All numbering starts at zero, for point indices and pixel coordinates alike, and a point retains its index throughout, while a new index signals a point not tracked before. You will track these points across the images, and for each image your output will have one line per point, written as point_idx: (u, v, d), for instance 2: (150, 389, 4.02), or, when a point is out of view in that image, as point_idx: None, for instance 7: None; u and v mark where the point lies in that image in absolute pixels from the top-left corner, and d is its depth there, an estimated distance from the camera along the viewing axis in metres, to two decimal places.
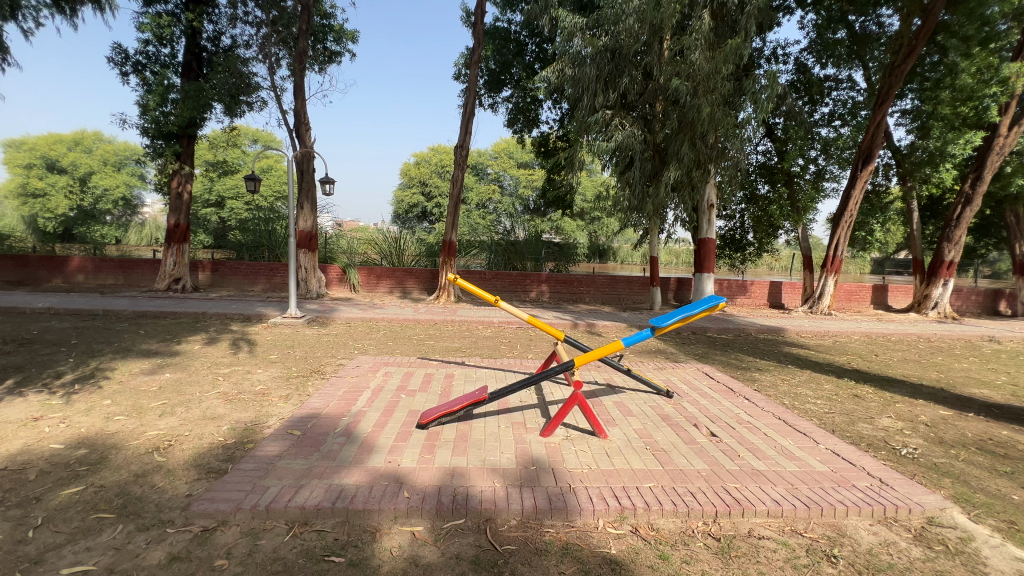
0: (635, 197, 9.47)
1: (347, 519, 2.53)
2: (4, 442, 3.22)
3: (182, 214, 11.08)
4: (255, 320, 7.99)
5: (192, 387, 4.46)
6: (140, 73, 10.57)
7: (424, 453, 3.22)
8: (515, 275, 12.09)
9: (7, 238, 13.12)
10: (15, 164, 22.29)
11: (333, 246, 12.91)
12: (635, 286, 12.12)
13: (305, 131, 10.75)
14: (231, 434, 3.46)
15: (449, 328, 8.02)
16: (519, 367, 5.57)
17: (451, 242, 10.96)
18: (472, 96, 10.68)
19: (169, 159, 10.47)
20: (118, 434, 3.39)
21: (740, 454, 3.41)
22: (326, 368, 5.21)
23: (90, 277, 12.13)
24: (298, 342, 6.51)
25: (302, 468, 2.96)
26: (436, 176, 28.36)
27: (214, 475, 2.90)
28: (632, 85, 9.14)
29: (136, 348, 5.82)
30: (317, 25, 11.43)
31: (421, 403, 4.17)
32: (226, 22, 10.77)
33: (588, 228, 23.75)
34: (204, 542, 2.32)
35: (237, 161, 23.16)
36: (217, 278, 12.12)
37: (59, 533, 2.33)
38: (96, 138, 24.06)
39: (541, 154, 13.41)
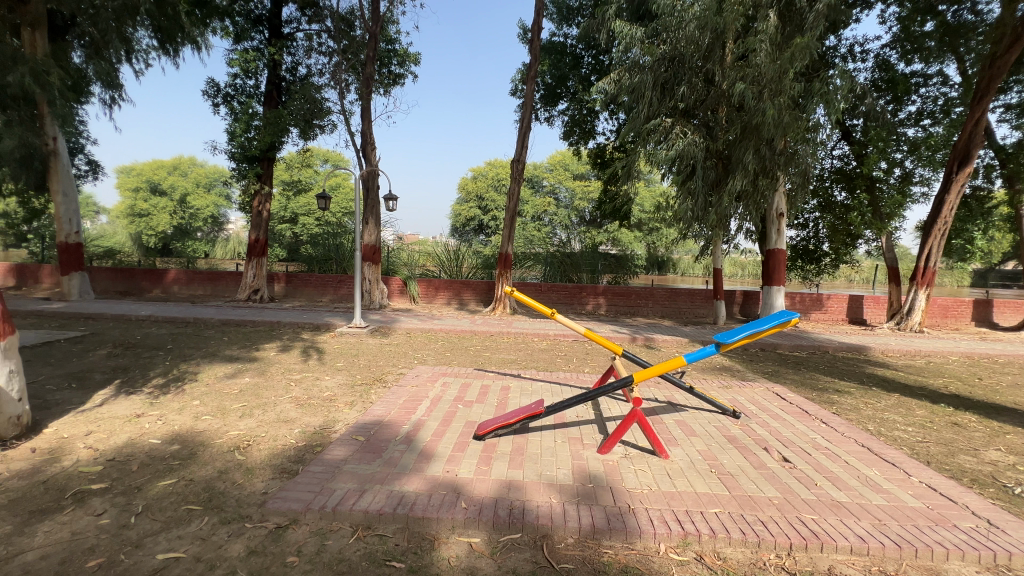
0: (697, 207, 9.12)
1: (407, 525, 2.60)
2: (112, 435, 3.62)
3: (261, 230, 12.03)
4: (323, 329, 8.47)
5: (268, 391, 4.80)
6: (228, 103, 11.69)
7: (480, 464, 3.24)
8: (571, 288, 11.97)
9: (118, 254, 14.87)
10: (125, 187, 25.14)
11: (395, 259, 13.47)
12: (697, 300, 11.60)
13: (371, 150, 11.35)
14: (303, 437, 3.68)
15: (505, 340, 8.10)
16: (576, 381, 5.49)
17: (507, 255, 11.09)
18: (529, 111, 10.82)
19: (252, 180, 11.49)
20: (205, 433, 3.71)
21: (817, 483, 3.16)
22: (388, 377, 5.42)
23: (184, 288, 13.44)
24: (362, 351, 6.82)
25: (365, 473, 3.08)
26: (493, 190, 28.89)
27: (286, 476, 3.08)
28: (692, 93, 8.92)
29: (220, 353, 6.36)
30: (383, 50, 12.15)
31: (477, 414, 4.22)
32: (302, 53, 11.69)
33: (646, 239, 23.22)
34: (277, 538, 2.46)
35: (310, 180, 24.88)
36: (290, 289, 13.00)
37: (156, 521, 2.57)
38: (191, 162, 26.79)
39: (598, 165, 13.33)
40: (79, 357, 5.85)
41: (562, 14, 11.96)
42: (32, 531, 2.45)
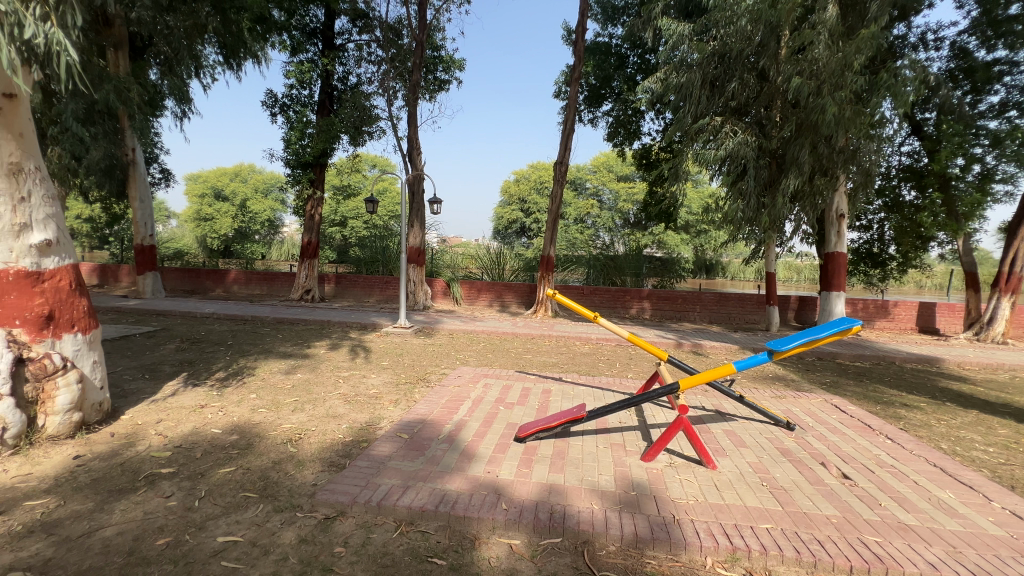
0: (748, 209, 8.74)
1: (449, 523, 2.64)
2: (179, 423, 3.89)
3: (314, 233, 12.59)
4: (369, 329, 8.75)
5: (319, 387, 5.01)
6: (285, 112, 12.34)
7: (521, 467, 3.24)
8: (614, 291, 11.78)
9: (186, 256, 16.00)
10: (193, 194, 27.02)
11: (438, 262, 13.74)
12: (748, 305, 11.10)
13: (417, 155, 11.64)
14: (350, 433, 3.82)
15: (547, 343, 8.07)
16: (618, 386, 5.39)
17: (550, 257, 11.06)
18: (572, 112, 10.75)
19: (305, 185, 12.08)
20: (261, 425, 3.93)
21: (881, 503, 2.94)
22: (431, 377, 5.53)
23: (244, 287, 14.29)
24: (406, 351, 7.00)
25: (409, 470, 3.16)
26: (535, 193, 28.90)
27: (334, 469, 3.20)
28: (743, 90, 8.58)
29: (275, 349, 6.71)
30: (429, 58, 12.46)
31: (518, 417, 4.22)
32: (353, 62, 12.15)
33: (694, 242, 22.50)
34: (325, 529, 2.56)
35: (359, 185, 25.84)
36: (340, 289, 13.55)
37: (217, 506, 2.74)
38: (251, 169, 28.44)
39: (643, 166, 13.08)
40: (152, 350, 6.34)
41: (607, 14, 11.82)
42: (110, 509, 2.67)
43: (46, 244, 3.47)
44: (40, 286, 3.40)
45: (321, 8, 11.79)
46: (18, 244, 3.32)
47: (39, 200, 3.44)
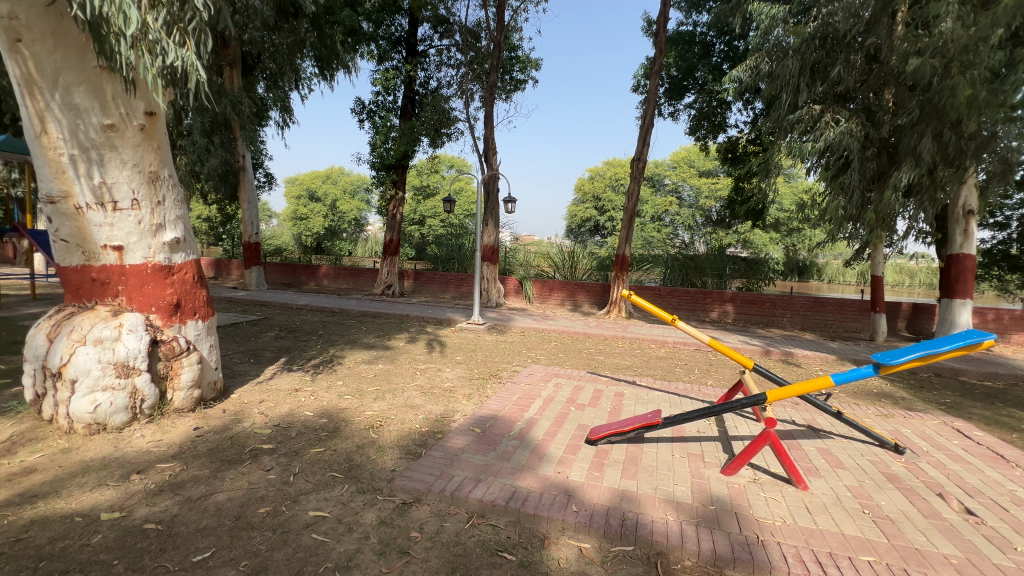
0: (852, 205, 7.90)
1: (519, 520, 2.67)
2: (278, 404, 4.30)
3: (395, 231, 13.28)
4: (445, 324, 9.08)
5: (398, 378, 5.29)
6: (371, 118, 13.15)
7: (592, 470, 3.20)
8: (693, 292, 11.20)
9: (284, 252, 17.61)
10: (291, 195, 29.69)
11: (511, 260, 13.91)
12: (848, 312, 10.02)
13: (493, 154, 11.86)
14: (426, 423, 3.99)
15: (620, 345, 7.87)
16: (697, 393, 5.13)
17: (625, 257, 10.78)
18: (651, 106, 10.37)
19: (388, 187, 12.81)
20: (347, 410, 4.23)
21: (1016, 548, 2.53)
22: (503, 373, 5.61)
23: (333, 282, 15.44)
24: (479, 347, 7.18)
25: (481, 463, 3.24)
26: (611, 190, 28.28)
27: (411, 457, 3.36)
28: (849, 73, 7.73)
29: (360, 341, 7.18)
30: (506, 58, 12.66)
31: (590, 419, 4.16)
32: (434, 67, 12.64)
33: (785, 241, 20.77)
34: (403, 513, 2.70)
35: (437, 185, 26.92)
36: (418, 285, 14.19)
37: (308, 482, 2.99)
38: (341, 172, 30.72)
39: (728, 161, 12.32)
40: (257, 337, 7.06)
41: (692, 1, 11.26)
42: (222, 476, 3.02)
43: (175, 242, 3.96)
44: (170, 278, 3.91)
45: (406, 17, 12.41)
46: (155, 242, 3.82)
47: (171, 203, 3.94)
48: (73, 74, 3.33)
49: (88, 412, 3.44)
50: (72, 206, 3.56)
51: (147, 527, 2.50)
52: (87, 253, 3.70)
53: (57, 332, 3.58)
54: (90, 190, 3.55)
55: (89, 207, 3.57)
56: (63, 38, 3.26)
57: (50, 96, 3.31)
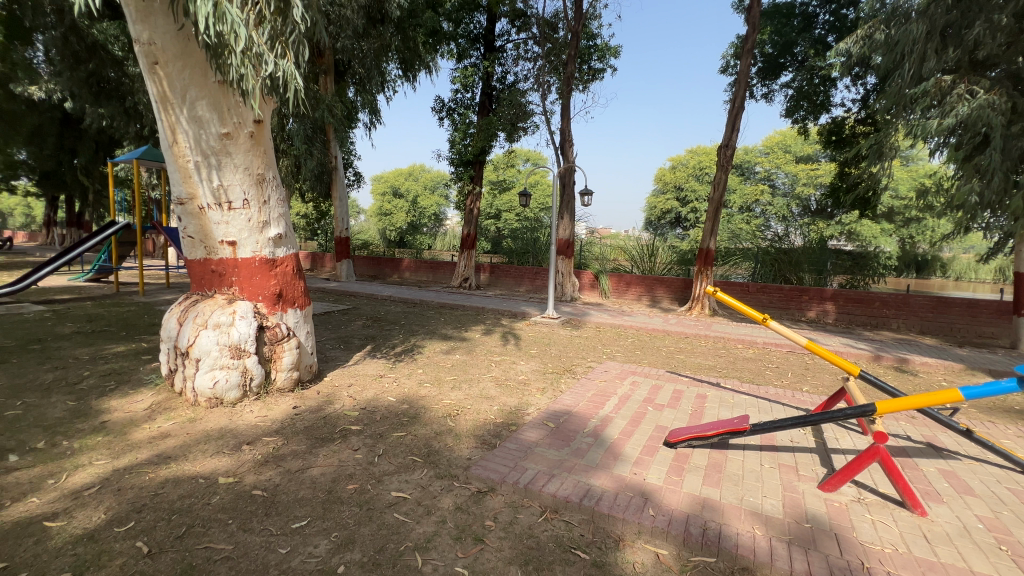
0: (990, 190, 6.78)
1: (593, 518, 2.63)
2: (364, 389, 4.61)
3: (472, 226, 13.61)
4: (520, 318, 9.17)
5: (473, 368, 5.44)
6: (450, 115, 13.57)
7: (671, 474, 3.07)
8: (787, 290, 10.32)
9: (371, 246, 18.80)
10: (378, 192, 31.75)
11: (587, 253, 13.72)
12: (981, 315, 8.67)
13: (569, 147, 11.70)
14: (501, 415, 4.06)
15: (702, 344, 7.47)
16: (790, 399, 4.71)
17: (709, 250, 10.17)
18: (742, 88, 9.61)
19: (466, 182, 13.15)
20: (426, 398, 4.42)
21: None
22: (577, 369, 5.55)
23: (414, 274, 16.24)
24: (554, 341, 7.17)
25: (554, 458, 3.23)
26: (694, 180, 26.83)
27: (486, 447, 3.44)
28: (991, 37, 6.54)
29: (438, 331, 7.47)
30: (584, 47, 12.42)
31: (669, 420, 3.99)
32: (511, 62, 12.69)
33: (900, 232, 18.39)
34: (478, 501, 2.77)
35: (513, 179, 27.31)
36: (494, 278, 14.47)
37: (391, 464, 3.17)
38: (422, 169, 32.25)
39: (831, 144, 11.13)
40: (346, 325, 7.61)
41: None
42: (317, 453, 3.30)
43: (279, 237, 4.37)
44: (275, 270, 4.32)
45: (485, 14, 12.52)
46: (262, 237, 4.25)
47: (275, 202, 4.35)
48: (197, 90, 3.74)
49: (209, 387, 3.92)
50: (196, 207, 4.04)
51: (256, 492, 2.80)
52: (208, 247, 4.19)
53: (185, 316, 4.10)
54: (211, 192, 4.00)
55: (210, 207, 4.03)
56: (189, 58, 3.66)
57: (180, 111, 3.76)
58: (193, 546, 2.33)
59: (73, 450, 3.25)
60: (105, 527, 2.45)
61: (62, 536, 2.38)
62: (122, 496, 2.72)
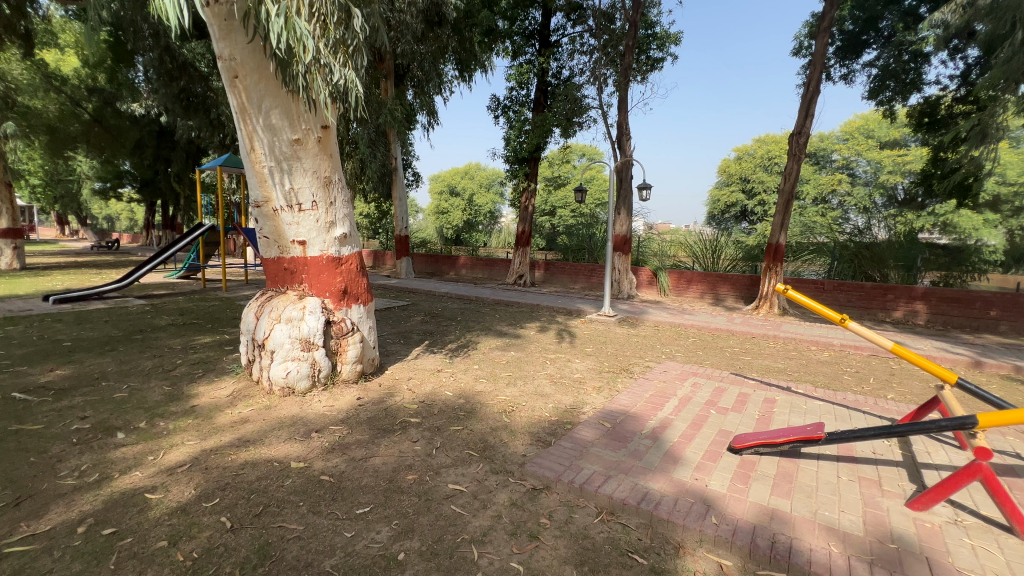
0: None
1: (651, 523, 2.55)
2: (423, 383, 4.76)
3: (526, 223, 13.64)
4: (575, 315, 9.08)
5: (528, 365, 5.45)
6: (505, 113, 13.65)
7: (735, 481, 2.91)
8: (868, 287, 9.48)
9: (429, 244, 19.32)
10: (435, 191, 32.64)
11: (645, 249, 13.35)
12: None
13: (626, 141, 11.40)
14: (556, 413, 4.04)
15: (770, 345, 7.03)
16: (872, 407, 4.33)
17: (779, 246, 9.55)
18: (818, 70, 8.91)
19: (521, 179, 13.20)
20: (482, 393, 4.49)
21: None
22: (634, 368, 5.41)
23: (470, 271, 16.55)
24: (610, 339, 7.03)
25: (611, 459, 3.17)
26: (762, 170, 25.33)
27: (541, 444, 3.44)
28: None
29: (493, 328, 7.56)
30: (643, 37, 12.04)
31: (733, 424, 3.80)
32: (566, 56, 12.54)
33: None
34: (533, 498, 2.77)
35: (568, 175, 27.10)
36: (548, 275, 14.42)
37: (448, 457, 3.25)
38: (477, 168, 32.77)
39: (924, 127, 10.09)
40: (406, 320, 7.88)
41: None
42: (379, 442, 3.46)
43: (344, 236, 4.61)
44: (340, 268, 4.55)
45: (540, 9, 12.41)
46: (329, 236, 4.49)
47: (341, 203, 4.58)
48: (271, 100, 3.98)
49: (283, 377, 4.21)
50: (271, 209, 4.33)
51: (324, 477, 2.97)
52: (281, 247, 4.49)
53: (261, 311, 4.42)
54: (284, 194, 4.27)
55: (283, 209, 4.31)
56: (263, 71, 3.91)
57: (257, 121, 4.03)
58: (270, 524, 2.51)
59: (167, 431, 3.60)
60: (194, 502, 2.70)
61: (161, 507, 2.65)
62: (208, 474, 2.98)
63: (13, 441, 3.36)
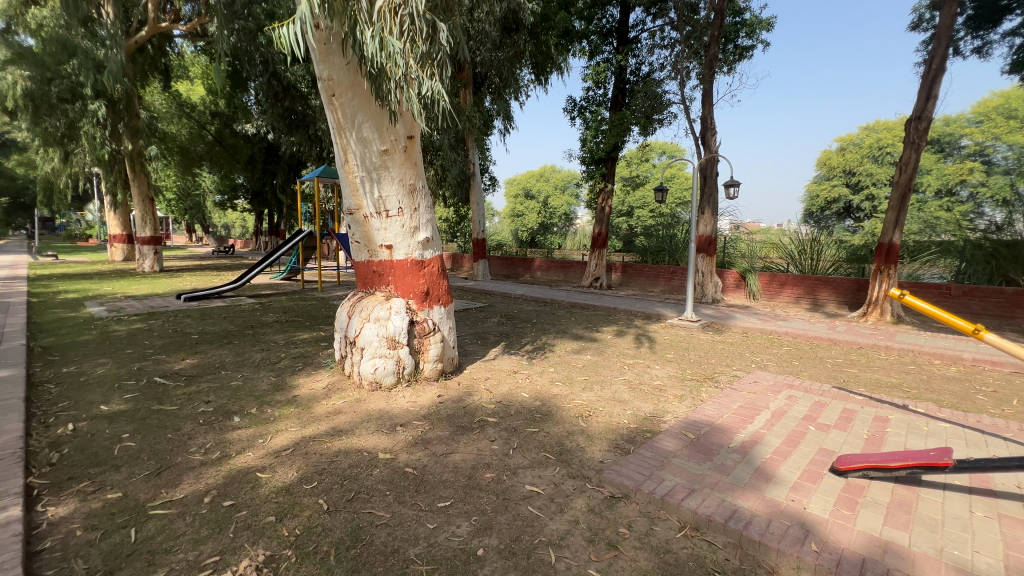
0: None
1: (740, 543, 2.40)
2: (500, 383, 4.85)
3: (603, 224, 13.40)
4: (654, 319, 8.75)
5: (605, 370, 5.35)
6: (582, 114, 13.53)
7: (840, 506, 2.64)
8: (1008, 294, 8.14)
9: (506, 246, 19.65)
10: (511, 195, 33.21)
11: (732, 251, 12.54)
12: None
13: (711, 136, 10.80)
14: (635, 420, 3.92)
15: (881, 356, 6.28)
16: (1015, 433, 3.70)
17: (892, 246, 8.48)
18: (944, 45, 7.83)
19: (597, 180, 12.98)
20: (558, 397, 4.48)
21: None
22: (720, 377, 5.10)
23: (545, 274, 16.59)
24: (693, 345, 6.69)
25: (694, 472, 3.02)
26: (870, 161, 22.88)
27: (619, 451, 3.36)
28: None
29: (569, 331, 7.50)
30: (730, 25, 11.34)
31: (838, 443, 3.44)
32: (646, 51, 12.14)
33: None
34: (611, 507, 2.71)
35: (647, 174, 26.28)
36: (625, 278, 14.05)
37: (524, 459, 3.28)
38: (553, 169, 32.83)
39: None
40: (483, 322, 8.08)
41: None
42: (459, 439, 3.58)
43: (426, 240, 4.83)
44: (423, 271, 4.77)
45: (618, 6, 12.00)
46: (413, 241, 4.73)
47: (424, 209, 4.81)
48: (364, 114, 4.28)
49: (371, 372, 4.51)
50: (362, 216, 4.66)
51: (408, 470, 3.14)
52: (371, 250, 4.81)
53: (353, 310, 4.76)
54: (373, 202, 4.57)
55: (373, 215, 4.61)
56: (357, 89, 4.21)
57: (351, 134, 4.34)
58: (361, 509, 2.69)
59: (274, 417, 4.00)
60: (296, 483, 2.97)
61: (269, 486, 2.94)
62: (308, 459, 3.27)
63: (155, 418, 3.93)
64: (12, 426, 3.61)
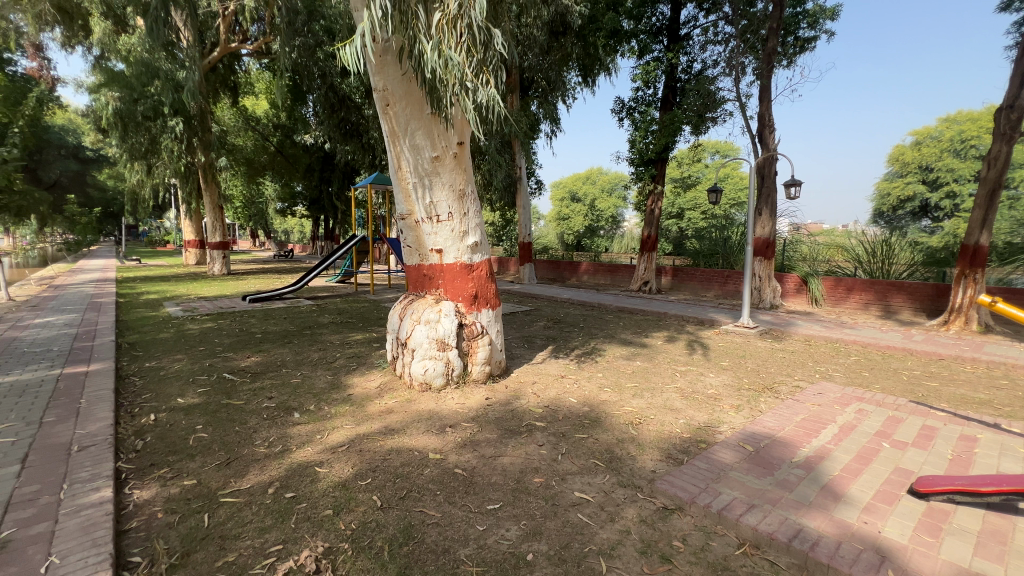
0: None
1: (806, 564, 2.25)
2: (547, 387, 4.83)
3: (652, 227, 13.08)
4: (708, 325, 8.43)
5: (656, 377, 5.19)
6: (631, 115, 13.27)
7: (921, 532, 2.42)
8: None
9: (552, 250, 19.57)
10: (557, 198, 33.09)
11: (792, 254, 11.88)
12: None
13: (769, 133, 10.30)
14: (688, 429, 3.78)
15: (967, 370, 5.73)
16: None
17: (979, 247, 7.72)
18: None
19: (646, 181, 12.67)
20: (607, 403, 4.40)
21: None
22: (781, 387, 4.82)
23: (592, 277, 16.40)
24: (750, 353, 6.37)
25: (754, 487, 2.87)
26: (951, 156, 21.00)
27: (672, 462, 3.25)
28: None
29: (617, 336, 7.35)
30: (790, 17, 10.77)
31: (917, 463, 3.16)
32: (698, 49, 11.76)
33: None
34: (664, 518, 2.63)
35: (698, 174, 25.40)
36: (676, 282, 13.63)
37: (573, 465, 3.23)
38: (599, 172, 32.41)
39: None
40: (530, 325, 8.07)
41: None
42: (507, 442, 3.59)
43: (475, 244, 4.90)
44: (472, 274, 4.84)
45: (669, 3, 11.67)
46: (462, 245, 4.81)
47: (473, 213, 4.88)
48: (416, 122, 4.40)
49: (421, 373, 4.61)
50: (413, 221, 4.79)
51: (457, 471, 3.18)
52: (421, 255, 4.93)
53: (404, 312, 4.89)
54: (424, 208, 4.69)
55: (424, 220, 4.74)
56: (410, 97, 4.34)
57: (404, 142, 4.48)
58: (412, 508, 2.76)
59: (330, 414, 4.18)
60: (352, 479, 3.09)
61: (327, 480, 3.08)
62: (362, 456, 3.39)
63: (224, 412, 4.21)
64: (104, 415, 3.98)
